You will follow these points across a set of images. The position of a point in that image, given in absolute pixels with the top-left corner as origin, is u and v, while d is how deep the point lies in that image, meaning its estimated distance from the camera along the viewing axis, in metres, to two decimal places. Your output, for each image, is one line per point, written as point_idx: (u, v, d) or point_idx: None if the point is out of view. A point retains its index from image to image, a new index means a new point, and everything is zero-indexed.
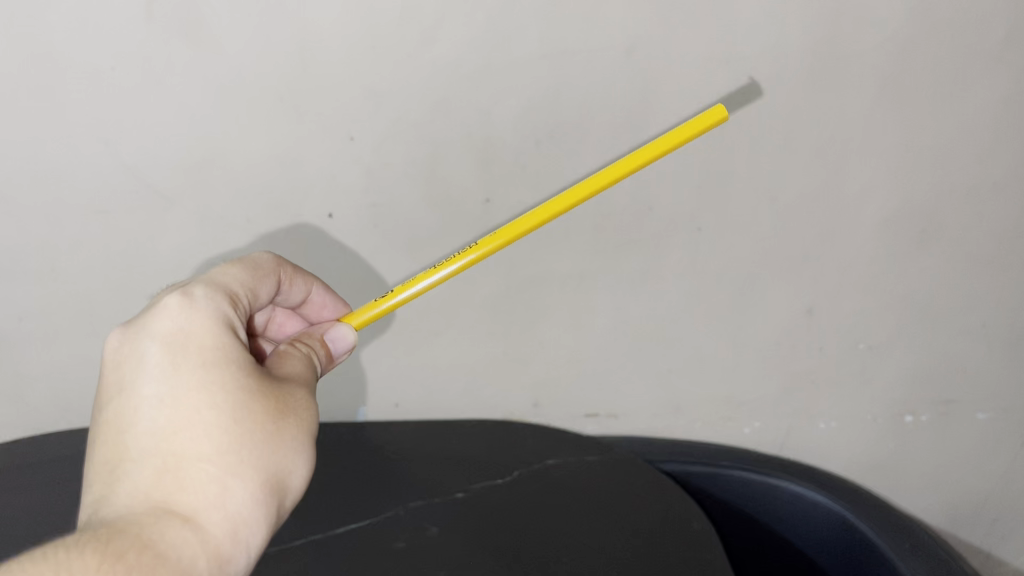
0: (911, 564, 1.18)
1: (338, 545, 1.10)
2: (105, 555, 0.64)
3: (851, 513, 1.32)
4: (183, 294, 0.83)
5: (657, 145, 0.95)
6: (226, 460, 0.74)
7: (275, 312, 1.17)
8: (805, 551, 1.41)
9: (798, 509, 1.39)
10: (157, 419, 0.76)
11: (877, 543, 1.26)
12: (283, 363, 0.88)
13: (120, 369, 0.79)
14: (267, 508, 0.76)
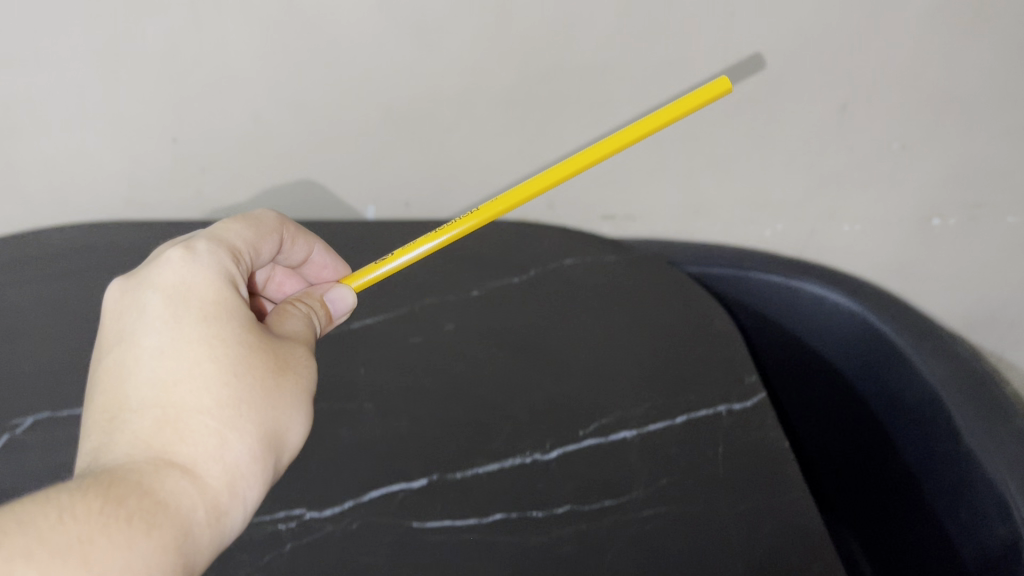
0: (934, 368, 1.14)
1: (354, 338, 1.07)
2: (106, 499, 0.56)
3: (874, 315, 1.25)
4: (186, 247, 0.75)
5: (661, 116, 0.87)
6: (227, 414, 0.66)
7: (274, 271, 1.04)
8: (825, 356, 1.35)
9: (818, 313, 1.32)
10: (157, 369, 0.67)
11: (899, 346, 1.20)
12: (280, 325, 0.79)
13: (119, 321, 0.71)
14: (265, 464, 0.68)
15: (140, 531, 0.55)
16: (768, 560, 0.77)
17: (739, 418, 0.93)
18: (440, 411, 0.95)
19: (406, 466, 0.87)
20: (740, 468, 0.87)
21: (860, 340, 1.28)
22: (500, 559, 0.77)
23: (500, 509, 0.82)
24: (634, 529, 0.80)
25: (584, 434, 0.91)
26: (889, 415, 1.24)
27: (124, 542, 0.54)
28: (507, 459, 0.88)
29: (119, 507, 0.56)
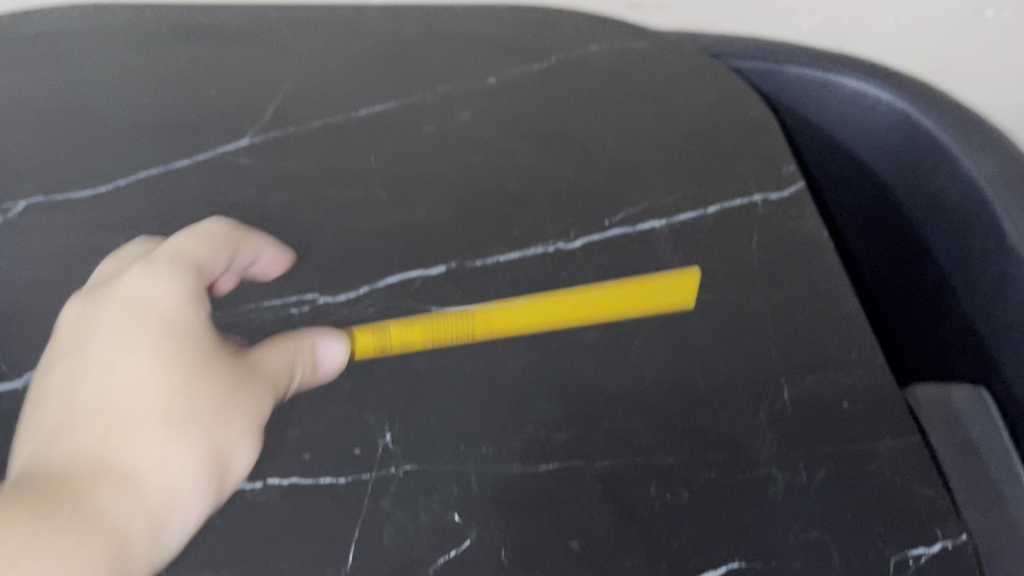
0: (998, 184, 0.98)
1: (351, 130, 0.93)
2: (37, 505, 0.53)
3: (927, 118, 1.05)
4: (145, 266, 0.69)
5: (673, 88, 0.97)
6: (172, 421, 0.59)
7: None
8: (864, 159, 1.14)
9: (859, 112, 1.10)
10: (107, 377, 0.61)
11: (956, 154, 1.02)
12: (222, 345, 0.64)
13: (79, 330, 0.66)
14: (217, 481, 0.60)
15: (72, 537, 0.52)
16: (805, 348, 0.73)
17: (777, 210, 0.85)
18: (456, 198, 0.86)
19: (421, 254, 0.81)
20: (776, 259, 0.81)
21: (906, 145, 1.08)
22: (525, 345, 0.73)
23: (522, 298, 0.77)
24: (664, 317, 0.75)
25: (610, 225, 0.84)
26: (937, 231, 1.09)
27: (40, 538, 0.51)
28: (530, 247, 0.82)
29: (52, 516, 0.52)
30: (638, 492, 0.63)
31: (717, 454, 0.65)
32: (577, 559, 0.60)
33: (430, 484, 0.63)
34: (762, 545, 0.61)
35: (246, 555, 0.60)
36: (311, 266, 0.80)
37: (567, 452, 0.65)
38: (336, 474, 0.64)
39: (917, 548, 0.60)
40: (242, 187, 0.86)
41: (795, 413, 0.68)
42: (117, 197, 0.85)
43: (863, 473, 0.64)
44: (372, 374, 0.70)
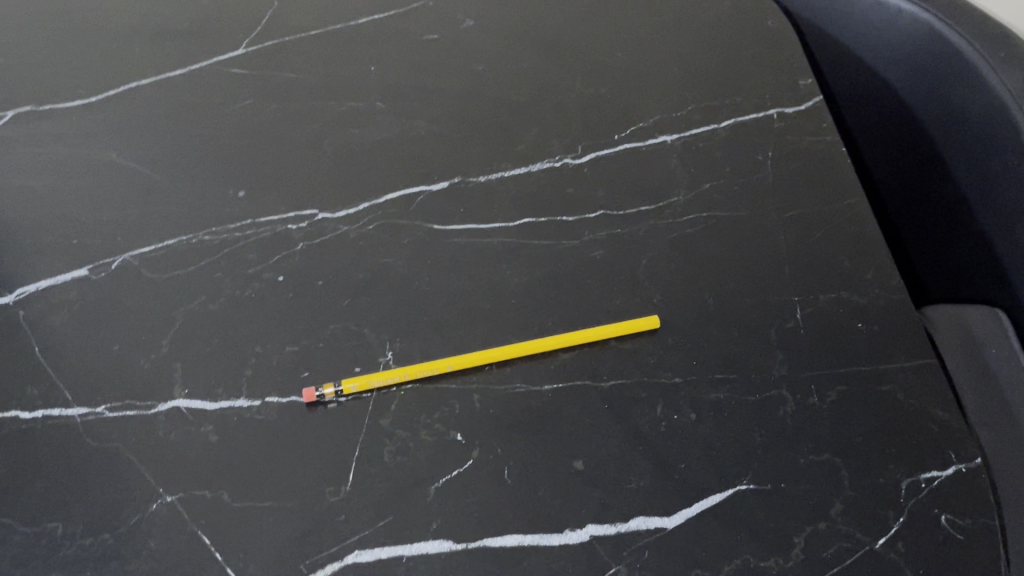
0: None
1: (349, 40, 0.88)
2: None
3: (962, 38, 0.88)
4: (117, 280, 0.69)
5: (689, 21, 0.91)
6: (113, 455, 0.58)
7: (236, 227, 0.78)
8: (888, 78, 0.98)
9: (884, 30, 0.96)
10: (64, 395, 0.62)
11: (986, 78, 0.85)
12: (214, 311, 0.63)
13: (113, 289, 0.68)
14: (152, 479, 0.57)
15: None
16: (818, 267, 0.71)
17: (792, 125, 0.82)
18: (459, 110, 0.82)
19: (423, 168, 0.77)
20: (789, 174, 0.78)
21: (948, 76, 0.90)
22: (530, 263, 0.70)
23: (528, 214, 0.74)
24: (672, 234, 0.73)
25: (620, 139, 0.80)
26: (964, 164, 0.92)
27: None
28: (535, 163, 0.78)
29: None
30: (643, 412, 0.61)
31: (726, 372, 0.64)
32: (581, 477, 0.58)
33: (431, 402, 0.62)
34: (772, 466, 0.59)
35: (242, 473, 0.58)
36: (310, 179, 0.76)
37: (571, 370, 0.64)
38: (334, 394, 0.62)
39: (929, 472, 0.59)
40: (238, 98, 0.83)
41: (807, 332, 0.66)
42: (106, 107, 0.81)
43: (875, 395, 0.63)
44: (371, 291, 0.68)
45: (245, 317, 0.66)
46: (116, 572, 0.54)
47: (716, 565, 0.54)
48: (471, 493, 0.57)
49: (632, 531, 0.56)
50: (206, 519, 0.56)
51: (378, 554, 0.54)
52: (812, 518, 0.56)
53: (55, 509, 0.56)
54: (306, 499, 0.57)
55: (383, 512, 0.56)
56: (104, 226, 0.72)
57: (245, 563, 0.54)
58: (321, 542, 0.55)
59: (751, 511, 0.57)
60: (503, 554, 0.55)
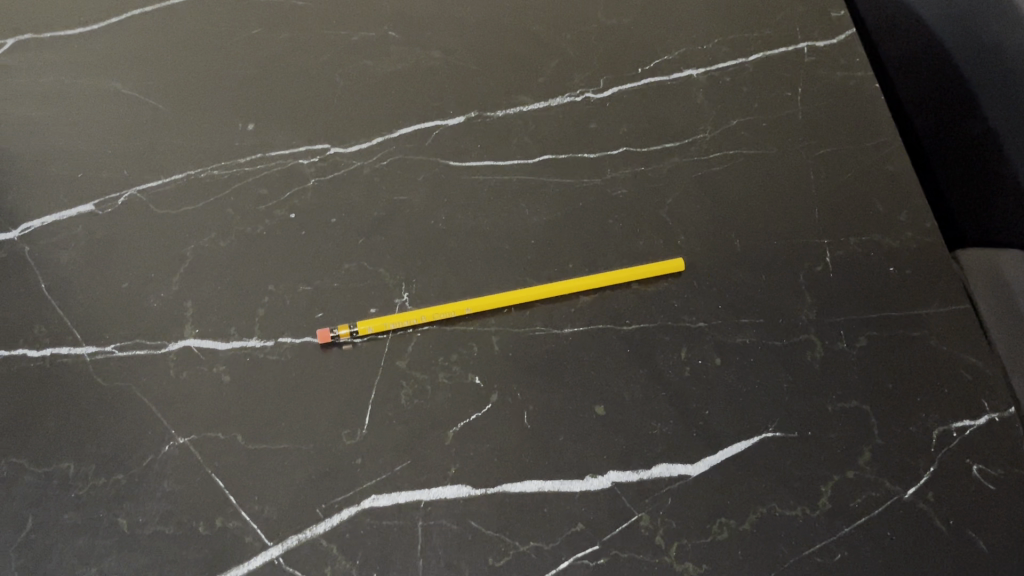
0: None
1: None
2: None
3: None
4: (121, 215, 0.67)
5: None
6: (123, 394, 0.57)
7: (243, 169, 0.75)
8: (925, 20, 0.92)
9: None
10: (72, 335, 0.60)
11: None
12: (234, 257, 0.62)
13: (120, 224, 0.66)
14: (162, 417, 0.56)
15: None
16: (849, 208, 0.68)
17: (824, 59, 0.78)
18: (475, 40, 0.79)
19: (438, 102, 0.74)
20: (821, 110, 0.74)
21: None
22: (549, 202, 0.68)
23: (548, 151, 0.71)
24: (698, 173, 0.70)
25: (643, 72, 0.77)
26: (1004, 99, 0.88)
27: None
28: (555, 98, 0.75)
29: None
30: (667, 357, 0.59)
31: (753, 316, 0.62)
32: (602, 423, 0.56)
33: (448, 344, 0.60)
34: (799, 413, 0.57)
35: (256, 416, 0.56)
36: (321, 112, 0.73)
37: (593, 312, 0.62)
38: (350, 335, 0.60)
39: (961, 421, 0.57)
40: (245, 26, 0.79)
41: (837, 276, 0.64)
42: (109, 35, 0.78)
43: (907, 342, 0.61)
44: (386, 230, 0.66)
45: (257, 254, 0.64)
46: (130, 514, 0.53)
47: (741, 514, 0.53)
48: (490, 437, 0.56)
49: (655, 477, 0.54)
50: (220, 461, 0.54)
51: (396, 498, 0.53)
52: (839, 467, 0.55)
53: (67, 449, 0.55)
54: (322, 443, 0.55)
55: (401, 456, 0.55)
56: (110, 158, 0.70)
57: (261, 507, 0.53)
58: (337, 486, 0.54)
59: (777, 459, 0.55)
60: (522, 500, 0.53)
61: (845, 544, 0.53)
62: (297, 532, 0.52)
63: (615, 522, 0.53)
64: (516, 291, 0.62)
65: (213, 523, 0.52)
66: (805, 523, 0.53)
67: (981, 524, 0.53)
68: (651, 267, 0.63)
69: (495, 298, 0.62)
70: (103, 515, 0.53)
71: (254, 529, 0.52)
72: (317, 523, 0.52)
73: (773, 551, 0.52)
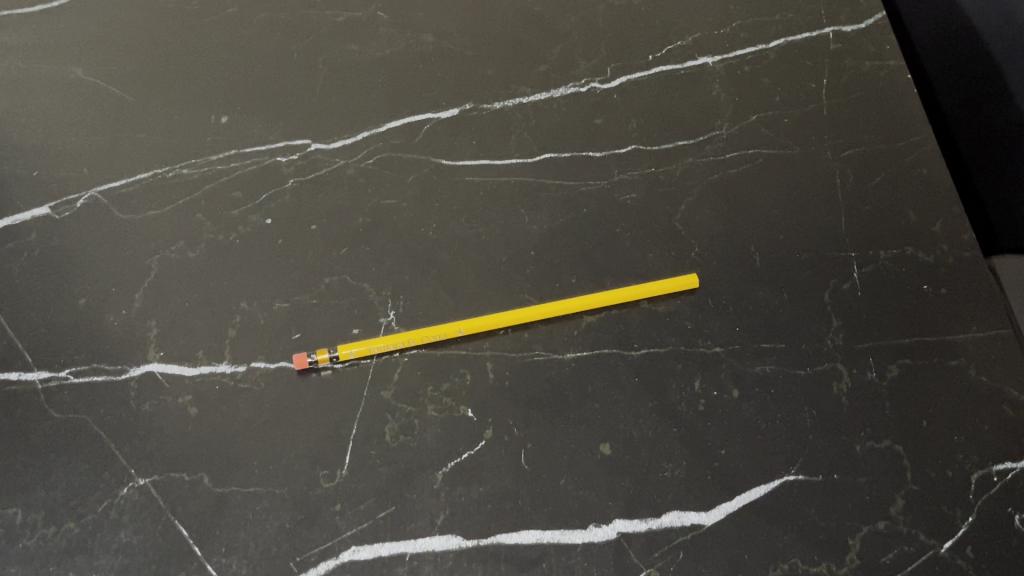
0: None
1: None
2: None
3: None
4: (78, 221, 0.60)
5: None
6: (77, 427, 0.52)
7: None
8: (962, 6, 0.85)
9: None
10: (22, 359, 0.54)
11: None
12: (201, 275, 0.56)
13: (79, 231, 0.60)
14: (120, 453, 0.51)
15: None
16: (878, 216, 0.62)
17: (850, 46, 0.71)
18: (470, 22, 0.72)
19: (430, 92, 0.68)
20: (848, 105, 0.68)
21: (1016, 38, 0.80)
22: (550, 208, 0.62)
23: (549, 149, 0.65)
24: (714, 175, 0.64)
25: (654, 60, 0.70)
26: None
27: None
28: (558, 88, 0.68)
29: None
30: (678, 387, 0.54)
31: (773, 341, 0.56)
32: (607, 464, 0.51)
33: (438, 371, 0.54)
34: (825, 453, 0.52)
35: (225, 454, 0.51)
36: (301, 103, 0.67)
37: (597, 335, 0.56)
38: (329, 361, 0.54)
39: (1003, 463, 0.52)
40: (219, 4, 0.72)
41: (866, 295, 0.58)
42: (71, 14, 0.71)
43: (942, 371, 0.55)
44: (371, 238, 0.60)
45: (228, 267, 0.59)
46: (83, 568, 0.48)
47: (760, 571, 0.48)
48: (484, 480, 0.50)
49: (665, 527, 0.49)
50: (184, 506, 0.49)
51: (378, 550, 0.48)
52: (868, 516, 0.50)
53: (14, 492, 0.50)
54: (298, 485, 0.50)
55: (385, 501, 0.50)
56: (68, 155, 0.64)
57: (229, 560, 0.48)
58: (314, 536, 0.49)
59: (799, 507, 0.50)
60: (519, 553, 0.48)
61: None
62: None
63: None
64: (513, 312, 0.56)
65: None
66: None
67: None
68: (662, 284, 0.58)
69: (490, 320, 0.56)
70: (53, 568, 0.47)
71: None
72: None
73: None
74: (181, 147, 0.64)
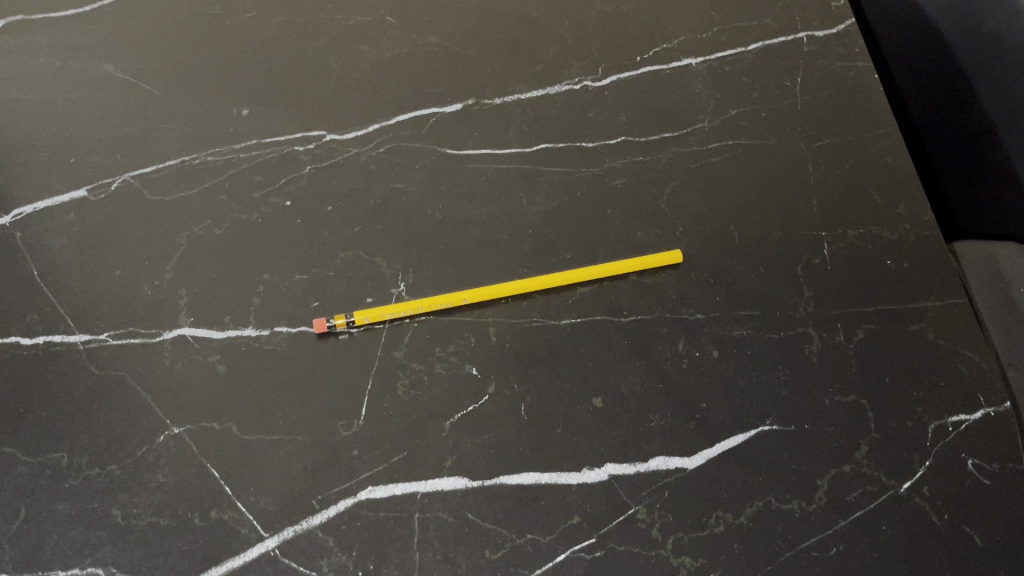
0: None
1: None
2: None
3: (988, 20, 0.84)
4: (112, 201, 0.66)
5: None
6: (115, 381, 0.57)
7: None
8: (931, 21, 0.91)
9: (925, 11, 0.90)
10: (64, 324, 0.59)
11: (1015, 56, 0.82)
12: None
13: (113, 211, 0.65)
14: (157, 404, 0.56)
15: None
16: (846, 200, 0.68)
17: (822, 48, 0.77)
18: (472, 26, 0.78)
19: (435, 88, 0.74)
20: (820, 100, 0.74)
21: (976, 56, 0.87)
22: (547, 191, 0.67)
23: (545, 140, 0.71)
24: (697, 163, 0.70)
25: (642, 61, 0.76)
26: (997, 86, 0.85)
27: None
28: (553, 86, 0.74)
29: None
30: (664, 349, 0.59)
31: (750, 309, 0.61)
32: (600, 415, 0.56)
33: (445, 335, 0.60)
34: (797, 407, 0.57)
35: (251, 406, 0.56)
36: (316, 98, 0.72)
37: (590, 304, 0.61)
38: (346, 325, 0.59)
39: (957, 415, 0.57)
40: (239, 9, 0.78)
41: (835, 269, 0.64)
42: (101, 16, 0.77)
43: (904, 336, 0.61)
44: (383, 218, 0.65)
45: (252, 242, 0.64)
46: (124, 505, 0.53)
47: (737, 508, 0.53)
48: (487, 430, 0.56)
49: (652, 470, 0.54)
50: (215, 452, 0.54)
51: (392, 490, 0.53)
52: (836, 461, 0.55)
53: (60, 439, 0.55)
54: (318, 434, 0.55)
55: (398, 448, 0.55)
56: (101, 143, 0.69)
57: (256, 498, 0.53)
58: (333, 477, 0.54)
59: (773, 453, 0.55)
60: (519, 492, 0.53)
61: (841, 538, 0.53)
62: (292, 523, 0.52)
63: (612, 515, 0.53)
64: (514, 284, 0.62)
65: (208, 515, 0.52)
66: (801, 517, 0.53)
67: (976, 519, 0.54)
68: (649, 259, 0.63)
69: (494, 291, 0.61)
70: (97, 506, 0.52)
71: (249, 521, 0.52)
72: (313, 515, 0.52)
73: (769, 545, 0.52)
74: (206, 137, 0.70)
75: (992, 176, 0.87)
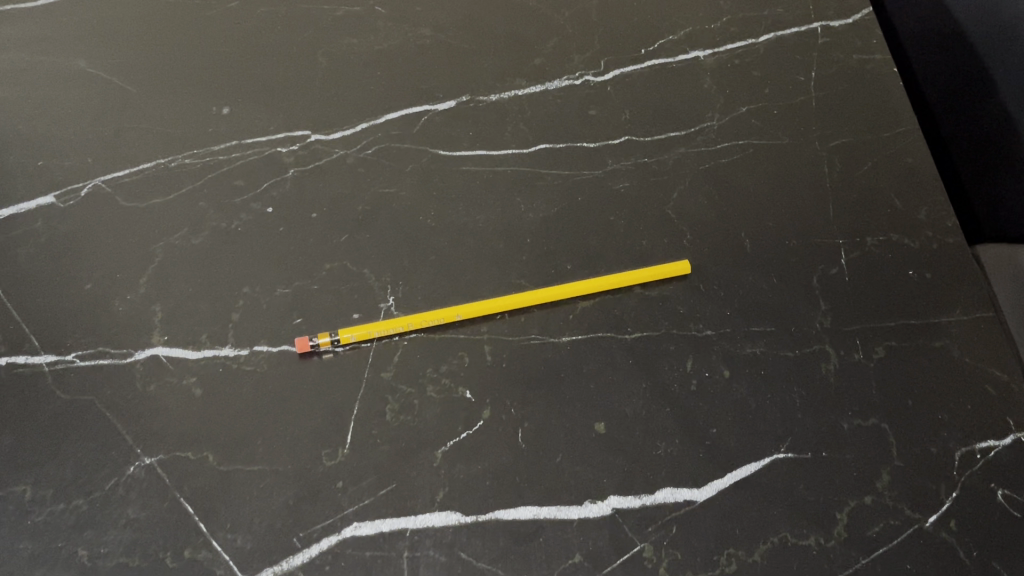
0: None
1: None
2: None
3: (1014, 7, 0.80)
4: (82, 209, 0.62)
5: None
6: (84, 406, 0.53)
7: None
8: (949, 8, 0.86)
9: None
10: (30, 342, 0.55)
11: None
12: None
13: (84, 218, 0.61)
14: (129, 432, 0.52)
15: None
16: (864, 205, 0.64)
17: (838, 40, 0.73)
18: (466, 17, 0.74)
19: (427, 84, 0.69)
20: (836, 96, 0.69)
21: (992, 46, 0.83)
22: (546, 196, 0.63)
23: (545, 140, 0.66)
24: (705, 164, 0.65)
25: (647, 54, 0.72)
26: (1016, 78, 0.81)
27: None
28: (552, 81, 0.70)
29: None
30: (671, 369, 0.55)
31: (763, 324, 0.57)
32: (603, 442, 0.53)
33: (438, 354, 0.56)
34: (814, 431, 0.53)
35: (229, 433, 0.52)
36: (301, 95, 0.68)
37: (592, 320, 0.58)
38: (331, 344, 0.56)
39: (985, 441, 0.53)
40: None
41: (853, 280, 0.60)
42: (74, 8, 0.72)
43: (927, 354, 0.57)
44: (371, 226, 0.61)
45: (232, 252, 0.60)
46: (91, 543, 0.49)
47: (751, 544, 0.50)
48: (482, 458, 0.52)
49: (659, 503, 0.51)
50: (190, 484, 0.50)
51: (380, 526, 0.49)
52: (856, 492, 0.52)
53: (23, 470, 0.51)
54: (300, 464, 0.51)
55: (385, 479, 0.51)
56: (72, 144, 0.65)
57: (234, 536, 0.49)
58: (316, 512, 0.50)
59: (789, 483, 0.52)
60: (517, 528, 0.50)
61: None
62: (272, 563, 0.48)
63: (616, 553, 0.49)
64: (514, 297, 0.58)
65: (182, 554, 0.48)
66: (819, 554, 0.50)
67: (1007, 554, 0.50)
68: (653, 270, 0.59)
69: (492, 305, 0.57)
70: (62, 544, 0.49)
71: (225, 560, 0.48)
72: (294, 554, 0.48)
73: None
74: (183, 137, 0.65)
75: (1008, 170, 0.83)
